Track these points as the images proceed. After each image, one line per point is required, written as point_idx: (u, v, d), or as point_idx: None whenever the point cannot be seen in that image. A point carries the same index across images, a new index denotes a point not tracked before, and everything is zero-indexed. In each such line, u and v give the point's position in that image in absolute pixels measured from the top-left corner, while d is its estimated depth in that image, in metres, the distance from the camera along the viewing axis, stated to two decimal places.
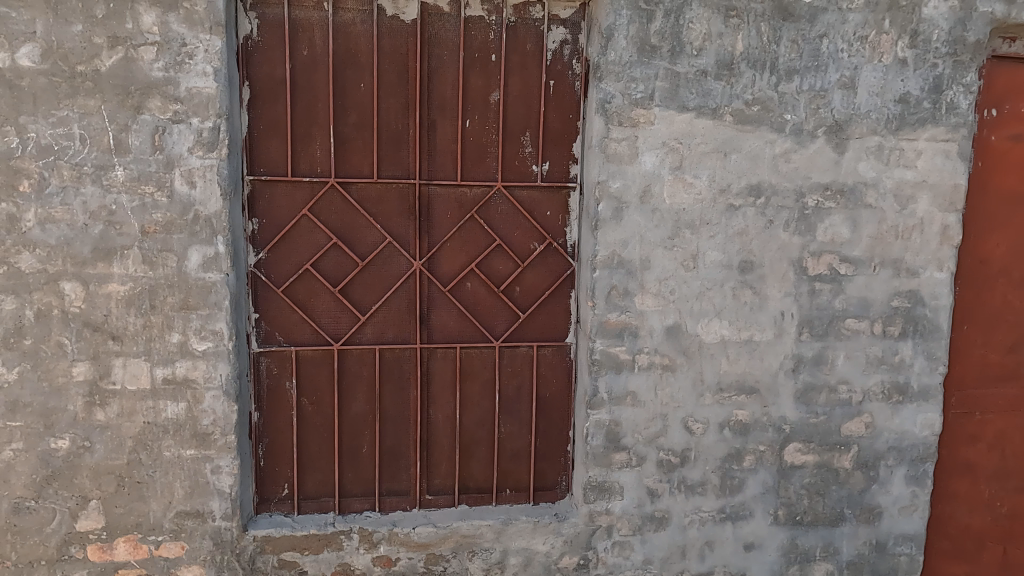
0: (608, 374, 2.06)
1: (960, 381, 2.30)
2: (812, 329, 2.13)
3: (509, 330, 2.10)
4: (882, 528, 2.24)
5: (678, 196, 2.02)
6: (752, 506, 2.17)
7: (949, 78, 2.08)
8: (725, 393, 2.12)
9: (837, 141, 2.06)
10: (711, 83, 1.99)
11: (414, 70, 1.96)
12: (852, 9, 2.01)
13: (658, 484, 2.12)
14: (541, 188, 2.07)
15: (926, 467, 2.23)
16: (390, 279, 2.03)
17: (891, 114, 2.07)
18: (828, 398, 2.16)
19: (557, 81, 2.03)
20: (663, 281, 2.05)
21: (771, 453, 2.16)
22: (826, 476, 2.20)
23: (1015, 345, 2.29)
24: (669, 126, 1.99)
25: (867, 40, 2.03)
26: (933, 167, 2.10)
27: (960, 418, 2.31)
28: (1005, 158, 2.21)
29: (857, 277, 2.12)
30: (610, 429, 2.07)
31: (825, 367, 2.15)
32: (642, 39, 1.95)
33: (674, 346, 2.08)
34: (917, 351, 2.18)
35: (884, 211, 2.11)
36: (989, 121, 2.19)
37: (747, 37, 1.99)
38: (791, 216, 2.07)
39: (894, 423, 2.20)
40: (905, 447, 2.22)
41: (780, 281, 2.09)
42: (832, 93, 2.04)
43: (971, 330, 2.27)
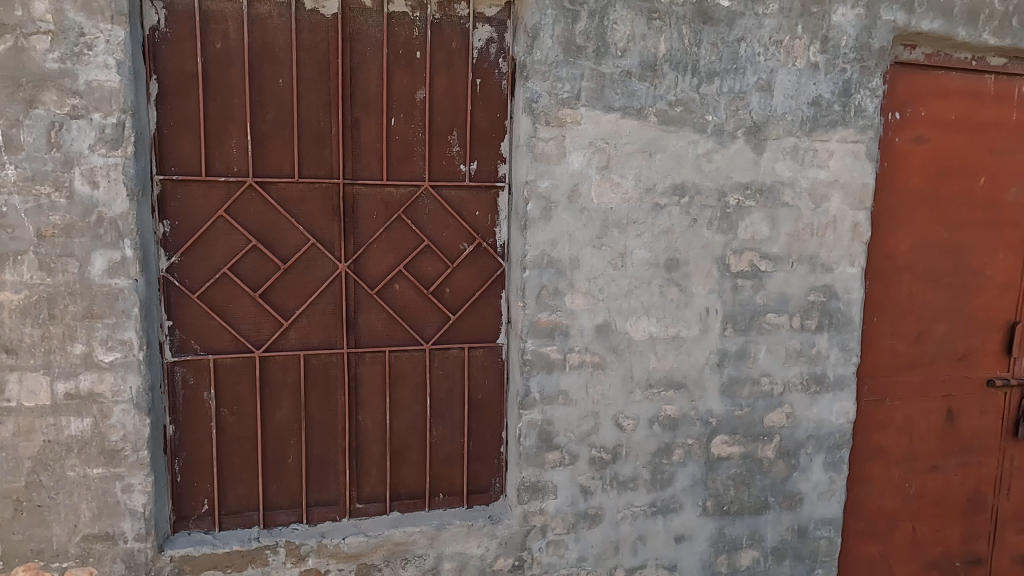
0: (540, 374, 2.06)
1: (872, 370, 2.42)
2: (735, 324, 2.19)
3: (439, 331, 2.06)
4: (803, 514, 2.34)
5: (605, 195, 2.04)
6: (681, 499, 2.22)
7: (857, 83, 2.18)
8: (654, 389, 2.16)
9: (756, 142, 2.13)
10: (636, 84, 2.02)
11: (335, 67, 1.90)
12: (767, 15, 2.08)
13: (591, 481, 2.14)
14: (469, 188, 2.04)
15: (842, 454, 2.34)
16: (314, 283, 1.96)
17: (805, 116, 2.16)
18: (751, 391, 2.23)
19: (484, 80, 2.01)
20: (592, 281, 2.06)
21: (699, 446, 2.21)
22: (751, 467, 2.27)
23: (919, 335, 2.44)
24: (595, 126, 2.01)
25: (782, 44, 2.11)
26: (844, 167, 2.21)
27: (872, 406, 2.44)
28: (908, 158, 2.34)
29: (776, 273, 2.20)
30: (543, 429, 2.08)
31: (748, 361, 2.22)
32: (568, 39, 1.95)
33: (603, 344, 2.10)
34: (832, 343, 2.28)
35: (800, 209, 2.19)
36: (893, 124, 2.31)
37: (669, 39, 2.03)
38: (713, 215, 2.13)
39: (812, 412, 2.30)
40: (822, 436, 2.32)
41: (705, 278, 2.15)
42: (750, 95, 2.11)
43: (880, 322, 2.40)
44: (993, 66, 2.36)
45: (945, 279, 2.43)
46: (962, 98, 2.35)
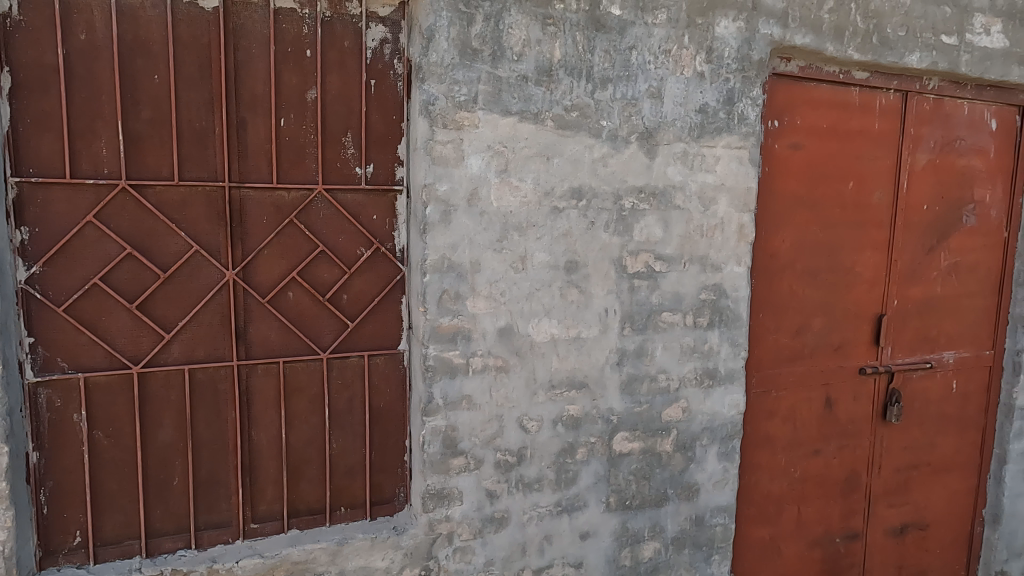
0: (442, 380, 2.03)
1: (759, 363, 2.56)
2: (632, 323, 2.26)
3: (337, 340, 2.00)
4: (700, 503, 2.44)
5: (504, 199, 2.04)
6: (586, 496, 2.26)
7: (739, 92, 2.31)
8: (557, 390, 2.18)
9: (648, 147, 2.21)
10: (532, 88, 2.04)
11: (217, 63, 1.79)
12: (656, 24, 2.16)
13: (496, 485, 2.13)
14: (366, 192, 1.99)
15: (734, 444, 2.46)
16: (199, 292, 1.84)
17: (693, 122, 2.25)
18: (649, 387, 2.31)
19: (378, 81, 1.97)
20: (493, 284, 2.06)
21: (602, 443, 2.26)
22: (651, 461, 2.34)
23: (799, 329, 2.61)
24: (493, 130, 2.01)
25: (670, 53, 2.19)
26: (730, 171, 2.33)
27: (760, 397, 2.58)
28: (787, 163, 2.50)
29: (670, 273, 2.29)
30: (447, 435, 2.05)
31: (646, 359, 2.29)
32: (463, 42, 1.94)
33: (506, 347, 2.10)
34: (723, 339, 2.40)
35: (690, 212, 2.29)
36: (773, 131, 2.46)
37: (564, 45, 2.06)
38: (610, 218, 2.19)
39: (706, 406, 2.41)
40: (716, 427, 2.43)
41: (603, 279, 2.20)
42: (642, 102, 2.18)
43: (765, 318, 2.55)
44: (857, 79, 2.56)
45: (820, 276, 2.61)
46: (832, 108, 2.54)
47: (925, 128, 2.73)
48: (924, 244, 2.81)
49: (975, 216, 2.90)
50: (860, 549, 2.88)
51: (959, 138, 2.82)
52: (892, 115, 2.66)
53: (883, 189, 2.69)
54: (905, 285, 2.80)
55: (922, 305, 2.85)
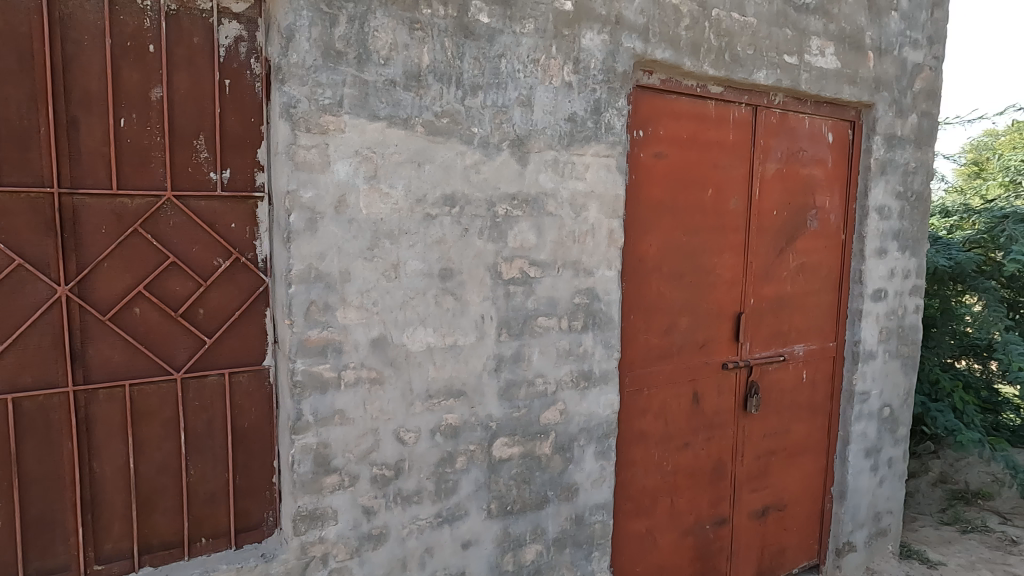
0: (312, 395, 1.94)
1: (631, 363, 2.66)
2: (509, 329, 2.27)
3: (192, 358, 1.85)
4: (579, 502, 2.50)
5: (374, 206, 1.99)
6: (466, 505, 2.25)
7: (606, 102, 2.39)
8: (434, 399, 2.15)
9: (519, 155, 2.23)
10: (401, 93, 2.00)
11: (41, 56, 1.61)
12: (524, 34, 2.19)
13: (373, 501, 2.07)
14: (222, 199, 1.86)
15: (610, 442, 2.54)
16: (24, 311, 1.64)
17: (563, 131, 2.31)
18: (527, 392, 2.33)
19: (233, 81, 1.85)
20: (365, 293, 2.00)
21: (481, 450, 2.26)
22: (531, 465, 2.37)
23: (667, 329, 2.74)
24: (361, 135, 1.94)
25: (539, 63, 2.23)
26: (599, 179, 2.40)
27: (633, 395, 2.69)
28: (651, 172, 2.62)
29: (544, 279, 2.33)
30: (318, 452, 1.96)
31: (523, 364, 2.31)
32: (326, 43, 1.87)
33: (380, 358, 2.04)
34: (597, 341, 2.47)
35: (562, 218, 2.34)
36: (638, 141, 2.57)
37: (432, 51, 2.04)
38: (484, 224, 2.19)
39: (582, 407, 2.47)
40: (592, 427, 2.50)
41: (478, 285, 2.20)
42: (512, 110, 2.20)
43: (636, 319, 2.65)
44: (713, 93, 2.74)
45: (685, 278, 2.76)
46: (691, 120, 2.70)
47: (773, 140, 2.96)
48: (775, 246, 3.05)
49: (817, 221, 3.18)
50: (728, 534, 3.07)
51: (802, 149, 3.08)
52: (744, 127, 2.86)
53: (739, 196, 2.89)
54: (760, 285, 3.02)
55: (775, 303, 3.09)
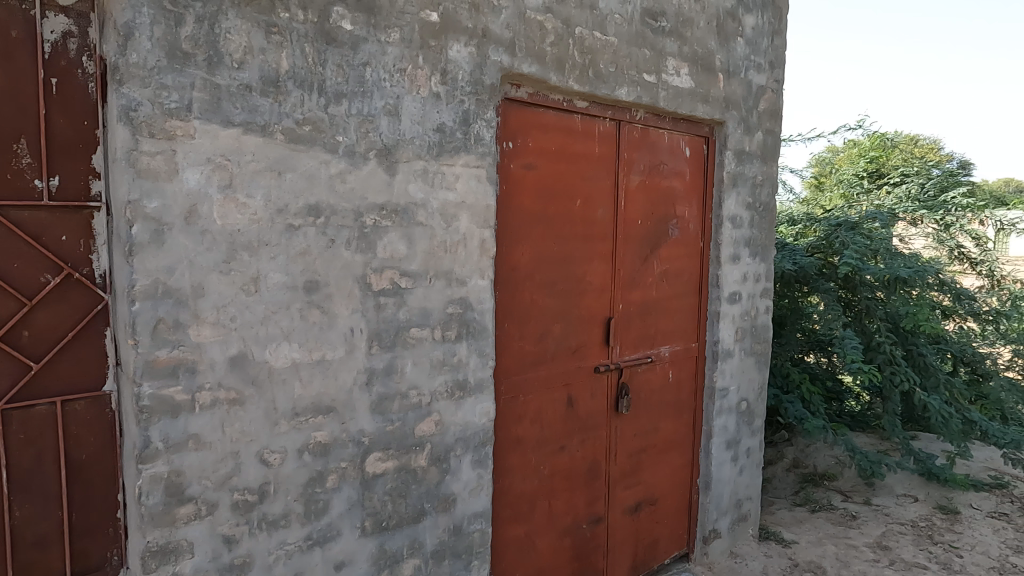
0: (162, 420, 1.80)
1: (507, 370, 2.70)
2: (380, 342, 2.23)
3: (16, 386, 1.66)
4: (457, 513, 2.49)
5: (230, 216, 1.88)
6: (339, 525, 2.17)
7: (474, 113, 2.42)
8: (302, 417, 2.07)
9: (387, 164, 2.20)
10: (257, 99, 1.92)
11: None
12: (389, 43, 2.17)
13: (235, 529, 1.95)
14: (50, 210, 1.70)
15: (486, 451, 2.56)
16: None
17: (431, 141, 2.30)
18: (401, 405, 2.30)
19: (61, 80, 1.69)
20: (221, 309, 1.89)
21: (353, 467, 2.19)
22: (406, 478, 2.33)
23: (540, 336, 2.81)
24: (213, 142, 1.84)
25: (405, 72, 2.22)
26: (469, 189, 2.42)
27: (509, 402, 2.73)
28: (521, 182, 2.68)
29: (415, 289, 2.31)
30: (170, 481, 1.82)
31: (396, 376, 2.28)
32: (171, 44, 1.75)
33: (239, 377, 1.93)
34: (471, 351, 2.48)
35: (433, 228, 2.34)
36: (508, 152, 2.62)
37: (291, 56, 1.97)
38: (351, 235, 2.13)
39: (458, 416, 2.47)
40: (468, 437, 2.50)
41: (346, 298, 2.14)
42: (379, 119, 2.17)
43: (510, 327, 2.70)
44: (579, 107, 2.85)
45: (557, 286, 2.85)
46: (558, 132, 2.79)
47: (636, 153, 3.13)
48: (641, 254, 3.21)
49: (678, 229, 3.39)
50: (604, 531, 3.18)
51: (663, 162, 3.28)
52: (609, 140, 3.00)
53: (606, 206, 3.02)
54: (627, 291, 3.17)
55: (642, 307, 3.25)
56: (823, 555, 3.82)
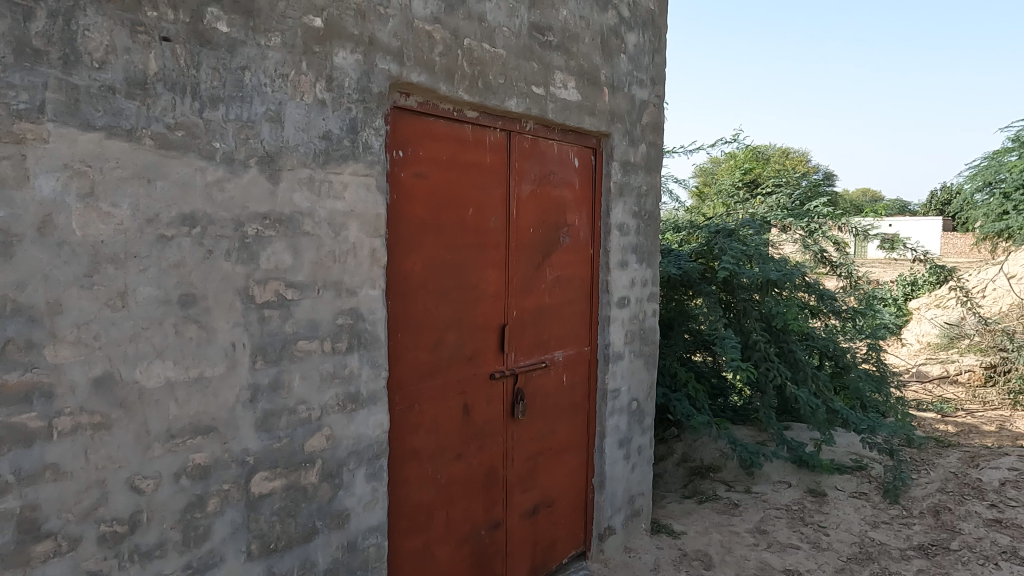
0: (13, 451, 1.64)
1: (401, 381, 2.68)
2: (265, 356, 2.14)
3: None
4: (352, 529, 2.43)
5: (92, 226, 1.75)
6: (222, 550, 2.06)
7: (362, 121, 2.39)
8: (178, 439, 1.95)
9: (270, 172, 2.13)
10: (122, 102, 1.80)
11: None
12: (270, 47, 2.10)
13: (103, 563, 1.81)
14: None
15: (381, 463, 2.52)
16: None
17: (317, 149, 2.25)
18: (288, 421, 2.22)
19: None
20: (82, 327, 1.75)
21: (237, 489, 2.09)
22: (296, 497, 2.26)
23: (435, 344, 2.81)
24: (71, 146, 1.70)
25: (287, 78, 2.16)
26: (358, 198, 2.38)
27: (404, 412, 2.70)
28: (413, 191, 2.67)
29: (302, 301, 2.24)
30: (24, 517, 1.66)
31: (283, 391, 2.20)
32: (19, 40, 1.61)
33: (106, 400, 1.80)
34: (363, 362, 2.44)
35: (321, 238, 2.28)
36: (398, 161, 2.61)
37: (161, 57, 1.87)
38: (231, 245, 2.04)
39: (350, 430, 2.41)
40: (362, 450, 2.46)
41: (227, 311, 2.04)
42: (260, 125, 2.09)
43: (404, 337, 2.68)
44: (469, 117, 2.88)
45: (450, 294, 2.86)
46: (449, 141, 2.81)
47: (526, 163, 3.20)
48: (533, 261, 3.28)
49: (569, 237, 3.50)
50: (503, 536, 3.22)
51: (553, 172, 3.37)
52: (499, 150, 3.05)
53: (498, 215, 3.07)
54: (521, 298, 3.23)
55: (536, 313, 3.33)
56: (709, 543, 4.05)
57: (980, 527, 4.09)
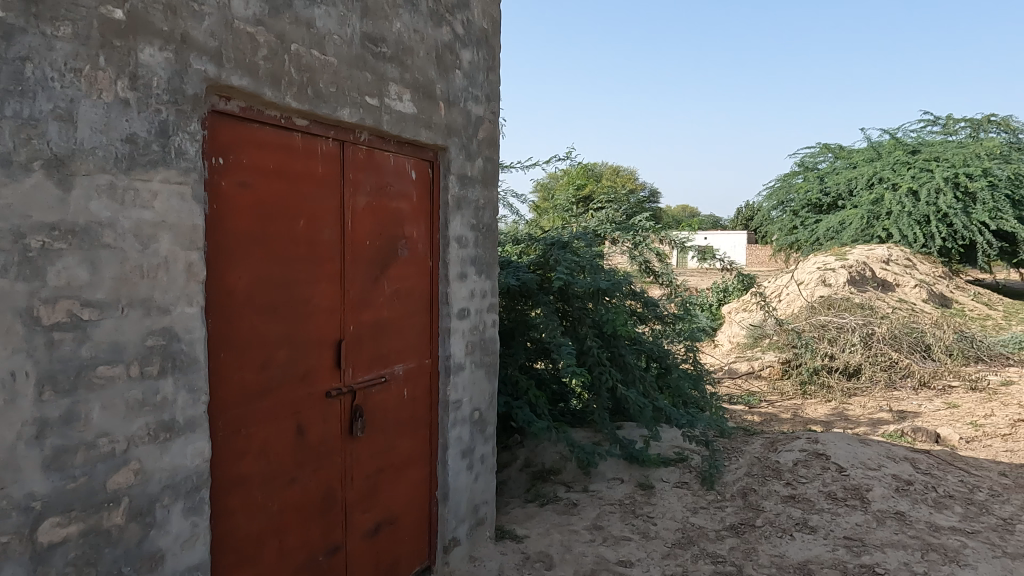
0: None
1: (224, 404, 2.48)
2: (55, 386, 1.89)
3: None
4: (167, 571, 2.21)
5: None
6: None
7: (175, 125, 2.20)
8: None
9: (60, 177, 1.89)
10: None
11: None
12: (58, 37, 1.87)
13: None
14: None
15: (201, 495, 2.32)
16: None
17: (119, 153, 2.04)
18: (86, 457, 1.97)
19: None
20: None
21: (20, 541, 1.82)
22: (97, 542, 2.01)
23: (263, 364, 2.64)
24: None
25: (81, 73, 1.93)
26: (170, 208, 2.18)
27: (229, 438, 2.51)
28: (235, 201, 2.50)
29: (103, 322, 2.01)
30: None
31: (79, 424, 1.95)
32: None
33: None
34: (178, 387, 2.23)
35: (125, 251, 2.06)
36: (218, 168, 2.44)
37: None
38: (9, 260, 1.78)
39: (164, 462, 2.20)
40: (178, 483, 2.24)
41: (4, 336, 1.78)
42: (46, 124, 1.85)
43: (227, 357, 2.49)
44: (298, 125, 2.77)
45: (279, 310, 2.71)
46: (276, 149, 2.67)
47: (361, 174, 3.14)
48: (370, 274, 3.22)
49: (407, 249, 3.48)
50: (342, 560, 3.09)
51: (390, 184, 3.34)
52: (332, 160, 2.96)
53: (332, 227, 2.97)
54: (358, 312, 3.15)
55: (373, 327, 3.26)
56: (550, 543, 4.20)
57: (778, 504, 4.64)
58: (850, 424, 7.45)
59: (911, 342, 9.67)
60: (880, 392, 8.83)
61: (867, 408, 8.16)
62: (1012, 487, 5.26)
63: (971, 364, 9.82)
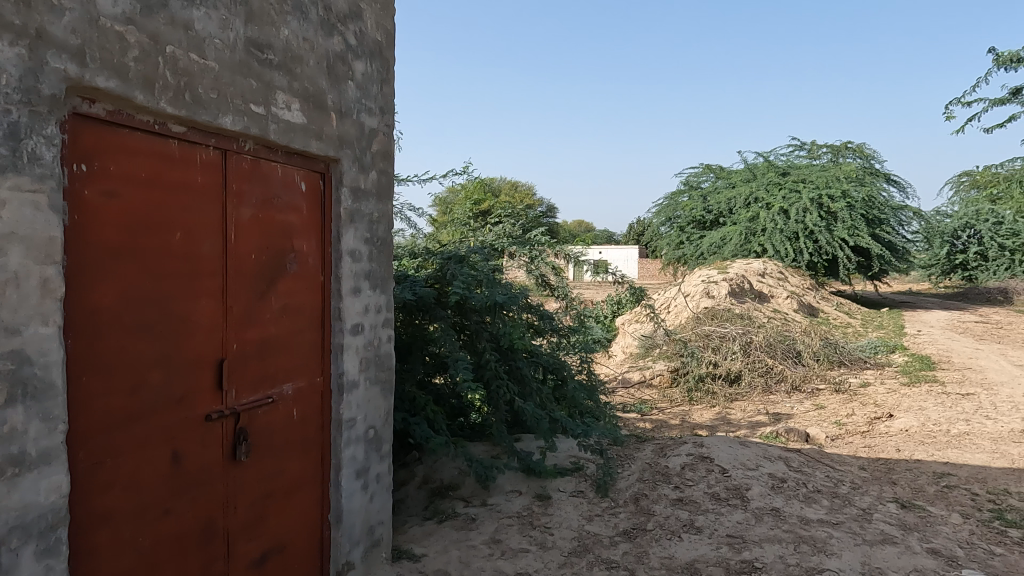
0: None
1: (86, 432, 2.27)
2: None
3: None
4: None
5: None
6: None
7: (28, 127, 2.01)
8: None
9: None
10: None
11: None
12: None
13: None
14: None
15: (57, 535, 2.10)
16: None
17: None
18: None
19: None
20: None
21: None
22: None
23: (134, 387, 2.45)
24: None
25: None
26: (21, 218, 1.98)
27: (91, 470, 2.30)
28: (101, 212, 2.31)
29: None
30: None
31: None
32: None
33: None
34: (30, 416, 2.02)
35: None
36: (80, 175, 2.24)
37: None
38: None
39: (11, 500, 1.97)
40: (29, 523, 2.02)
41: None
42: None
43: (90, 381, 2.29)
44: (174, 132, 2.61)
45: (152, 329, 2.52)
46: (149, 157, 2.50)
47: (245, 185, 2.99)
48: (255, 290, 3.07)
49: (296, 263, 3.35)
50: None
51: (277, 196, 3.21)
52: (213, 169, 2.81)
53: (212, 240, 2.81)
54: (241, 329, 2.99)
55: (259, 346, 3.11)
56: (447, 561, 4.15)
57: (668, 507, 4.85)
58: (732, 427, 7.94)
59: (784, 349, 10.46)
60: (758, 396, 9.47)
61: (746, 412, 8.71)
62: (870, 479, 5.79)
63: (835, 368, 10.75)
